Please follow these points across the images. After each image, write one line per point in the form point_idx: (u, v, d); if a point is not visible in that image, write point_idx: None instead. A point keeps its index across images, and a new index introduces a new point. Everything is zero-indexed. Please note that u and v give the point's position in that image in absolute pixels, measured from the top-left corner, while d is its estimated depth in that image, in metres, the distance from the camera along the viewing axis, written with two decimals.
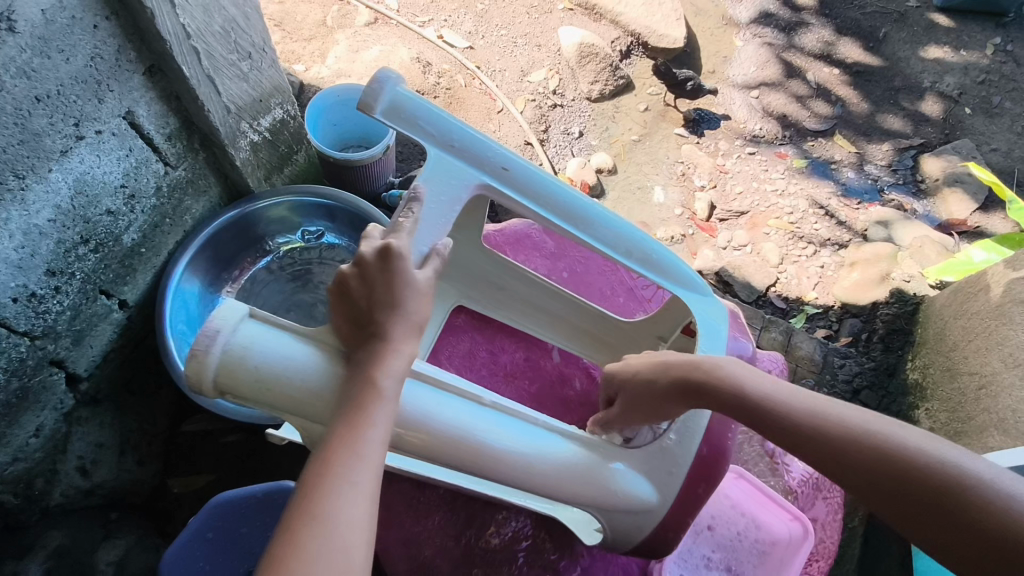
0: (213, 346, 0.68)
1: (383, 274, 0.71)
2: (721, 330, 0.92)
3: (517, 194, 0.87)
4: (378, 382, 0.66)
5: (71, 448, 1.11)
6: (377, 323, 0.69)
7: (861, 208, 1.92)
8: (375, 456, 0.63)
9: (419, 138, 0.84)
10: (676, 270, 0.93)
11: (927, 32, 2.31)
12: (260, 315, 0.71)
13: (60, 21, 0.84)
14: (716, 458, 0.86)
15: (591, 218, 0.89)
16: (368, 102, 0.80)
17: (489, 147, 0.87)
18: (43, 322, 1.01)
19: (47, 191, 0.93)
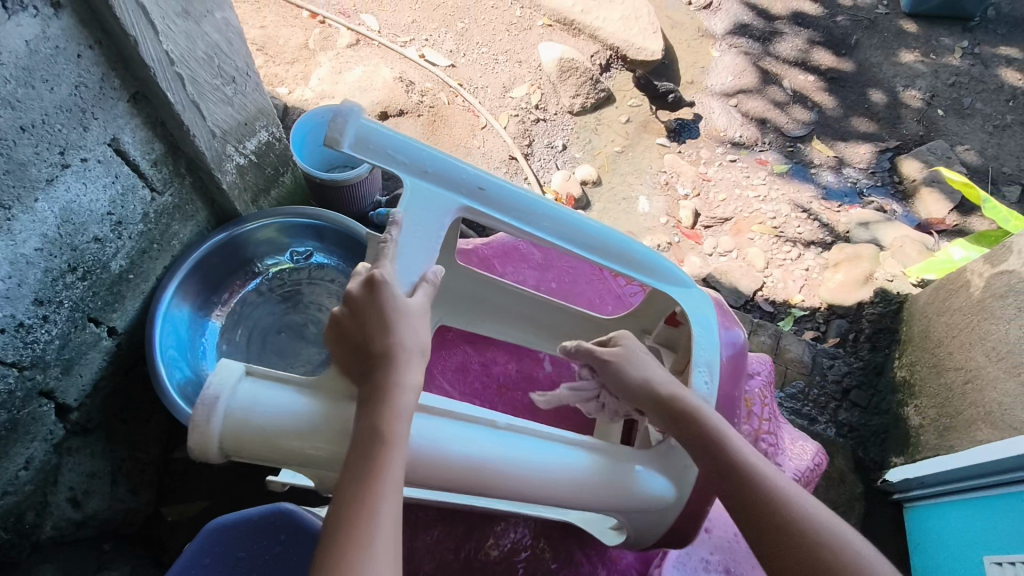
0: (213, 415, 0.67)
1: (373, 306, 0.71)
2: (714, 326, 0.90)
3: (499, 211, 0.87)
4: (384, 432, 0.66)
5: (62, 480, 1.10)
6: (375, 366, 0.69)
7: (842, 210, 1.95)
8: (392, 504, 0.64)
9: (391, 168, 0.83)
10: (660, 268, 0.93)
11: (896, 38, 2.38)
12: (256, 372, 0.71)
13: (44, 51, 0.84)
14: None
15: (575, 227, 0.89)
16: (334, 137, 0.79)
17: (462, 168, 0.87)
18: (32, 352, 1.00)
19: (33, 220, 0.93)
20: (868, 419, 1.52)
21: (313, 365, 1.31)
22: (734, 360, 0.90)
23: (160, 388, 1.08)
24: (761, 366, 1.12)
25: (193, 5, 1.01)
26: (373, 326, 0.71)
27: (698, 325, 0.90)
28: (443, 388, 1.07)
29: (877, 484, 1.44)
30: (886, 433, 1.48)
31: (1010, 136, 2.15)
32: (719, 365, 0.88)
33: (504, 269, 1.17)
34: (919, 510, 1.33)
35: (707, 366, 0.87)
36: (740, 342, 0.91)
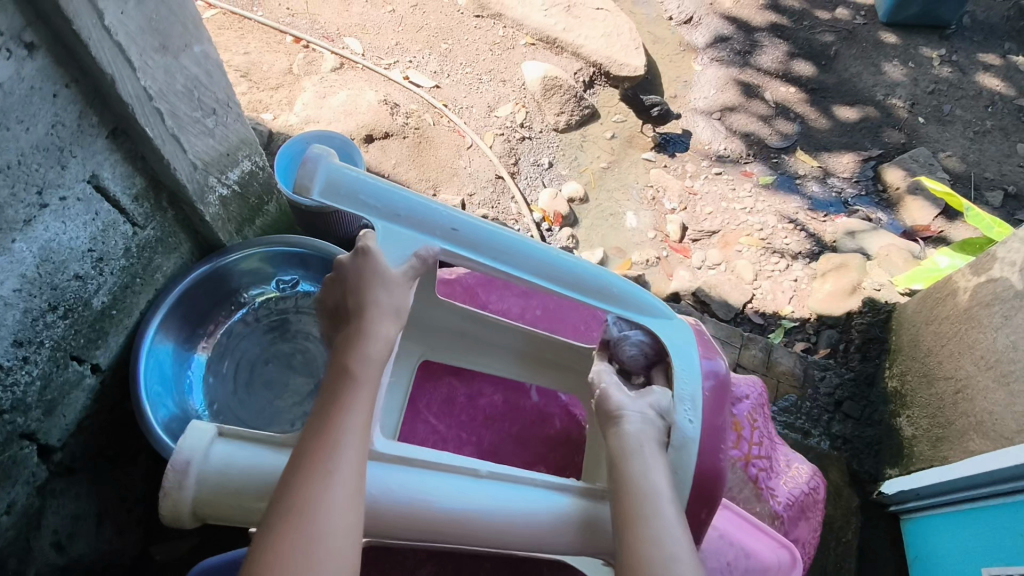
0: (184, 479, 0.70)
1: (354, 272, 0.81)
2: (695, 359, 0.89)
3: (471, 253, 0.85)
4: (354, 371, 0.74)
5: (46, 523, 1.07)
6: (353, 320, 0.78)
7: (827, 220, 1.96)
8: (353, 441, 0.69)
9: (363, 212, 0.83)
10: (639, 300, 0.91)
11: (875, 48, 2.41)
12: (228, 432, 0.74)
13: (19, 92, 0.83)
14: (714, 480, 0.83)
15: (551, 265, 0.87)
16: (304, 184, 0.80)
17: (436, 210, 0.85)
18: (12, 395, 0.98)
19: (10, 261, 0.91)
20: (862, 431, 1.51)
21: (302, 395, 1.30)
22: (716, 390, 0.88)
23: (146, 426, 1.06)
24: (750, 389, 1.10)
25: (171, 39, 1.00)
26: (359, 279, 0.80)
27: (676, 354, 0.89)
28: (429, 422, 1.06)
29: (873, 496, 1.43)
30: (880, 445, 1.48)
31: (990, 141, 2.17)
32: (701, 399, 0.86)
33: (489, 298, 1.17)
34: (918, 520, 1.32)
35: (690, 399, 0.86)
36: (721, 371, 0.89)
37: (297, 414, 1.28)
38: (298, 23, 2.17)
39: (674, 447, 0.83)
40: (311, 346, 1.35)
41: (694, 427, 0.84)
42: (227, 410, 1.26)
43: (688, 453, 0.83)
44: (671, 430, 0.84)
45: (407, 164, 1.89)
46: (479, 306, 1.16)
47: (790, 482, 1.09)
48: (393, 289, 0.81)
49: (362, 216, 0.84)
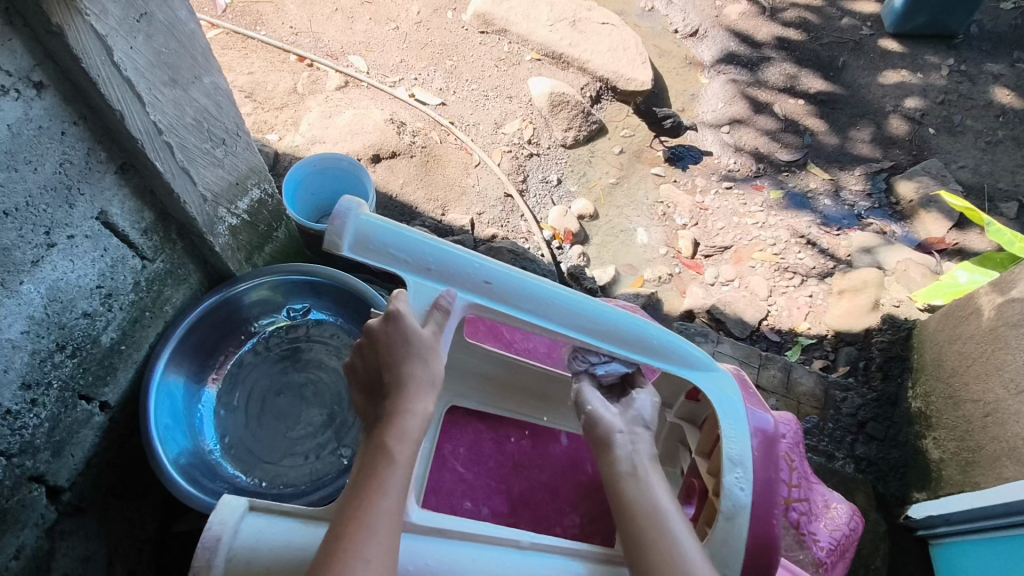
0: (214, 557, 0.71)
1: (390, 338, 0.78)
2: (740, 410, 0.87)
3: (505, 307, 0.84)
4: (391, 449, 0.71)
5: (54, 567, 1.03)
6: (390, 393, 0.76)
7: (841, 234, 1.93)
8: (385, 527, 0.66)
9: (394, 266, 0.82)
10: (679, 352, 0.89)
11: (882, 59, 2.40)
12: (258, 506, 0.76)
13: (26, 133, 0.82)
14: (767, 549, 0.80)
15: (586, 317, 0.86)
16: (333, 242, 0.78)
17: (468, 262, 0.83)
18: (20, 439, 0.96)
19: (17, 303, 0.89)
20: (886, 452, 1.48)
21: (315, 427, 1.26)
22: (764, 447, 0.85)
23: (157, 464, 1.03)
24: (788, 428, 1.06)
25: (180, 72, 0.98)
26: (391, 353, 0.77)
27: (723, 411, 0.87)
28: (456, 471, 1.04)
29: (900, 520, 1.41)
30: (905, 467, 1.45)
31: (1002, 151, 2.15)
32: (750, 458, 0.84)
33: (514, 337, 1.10)
34: (950, 546, 1.28)
35: (738, 459, 0.84)
36: (770, 428, 0.87)
37: (312, 446, 1.24)
38: (302, 41, 2.15)
39: (725, 516, 0.81)
40: (323, 376, 1.31)
41: (745, 493, 0.82)
42: (238, 445, 1.23)
43: (740, 522, 0.80)
44: (722, 497, 0.81)
45: (415, 183, 1.86)
46: (505, 346, 1.09)
47: (831, 524, 1.07)
48: (428, 360, 0.78)
49: (393, 270, 0.82)
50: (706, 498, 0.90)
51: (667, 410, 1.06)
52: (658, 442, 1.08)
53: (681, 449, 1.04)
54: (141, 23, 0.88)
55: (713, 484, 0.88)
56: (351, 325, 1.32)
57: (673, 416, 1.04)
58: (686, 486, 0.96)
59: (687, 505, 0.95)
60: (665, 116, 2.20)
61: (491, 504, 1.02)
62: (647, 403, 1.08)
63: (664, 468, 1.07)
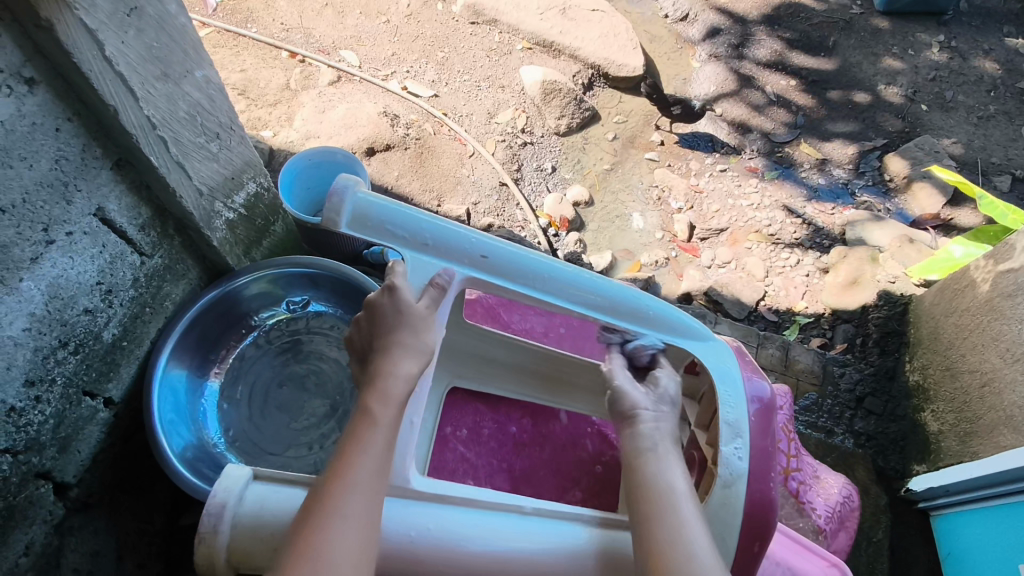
0: (220, 523, 0.73)
1: (384, 306, 0.80)
2: (738, 379, 0.89)
3: (502, 280, 0.85)
4: (374, 414, 0.73)
5: (65, 561, 1.05)
6: (376, 358, 0.78)
7: (835, 212, 1.94)
8: (365, 490, 0.68)
9: (392, 242, 0.83)
10: (676, 322, 0.90)
11: (873, 37, 2.40)
12: (262, 476, 0.77)
13: (20, 129, 0.82)
14: (763, 512, 0.81)
15: (583, 289, 0.86)
16: (331, 218, 0.79)
17: (464, 237, 0.85)
18: (26, 435, 0.96)
19: (18, 301, 0.89)
20: (885, 427, 1.49)
21: (318, 417, 1.27)
22: (761, 413, 0.87)
23: (163, 457, 1.04)
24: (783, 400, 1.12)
25: (172, 66, 0.98)
26: (385, 322, 0.79)
27: (721, 379, 0.89)
28: (458, 450, 1.05)
29: (901, 493, 1.42)
30: (904, 440, 1.47)
31: (995, 126, 2.15)
32: (745, 425, 0.85)
33: (511, 318, 1.15)
34: (949, 516, 1.30)
35: (735, 427, 0.85)
36: (767, 396, 0.89)
37: (316, 437, 1.25)
38: (293, 37, 2.15)
39: (722, 483, 0.82)
40: (325, 367, 1.33)
41: (743, 462, 0.83)
42: (242, 438, 1.24)
43: (736, 488, 0.82)
44: (718, 464, 0.83)
45: (410, 175, 1.86)
46: (502, 326, 1.14)
47: (824, 494, 1.09)
48: (419, 328, 0.80)
49: (390, 245, 0.83)
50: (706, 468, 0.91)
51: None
52: None
53: None
54: (131, 18, 0.89)
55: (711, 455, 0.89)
56: (350, 315, 1.33)
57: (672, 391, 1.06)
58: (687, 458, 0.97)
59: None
60: (676, 103, 2.26)
61: (494, 481, 1.04)
62: None
63: None
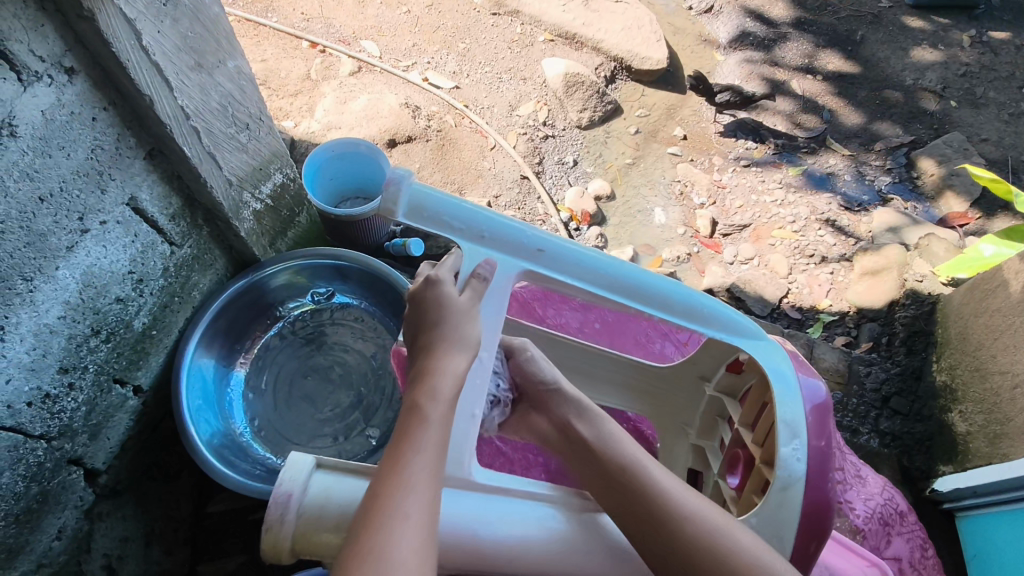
0: (286, 513, 0.71)
1: (429, 302, 0.83)
2: (793, 378, 0.88)
3: (557, 273, 0.89)
4: (423, 411, 0.73)
5: (95, 546, 1.06)
6: (423, 358, 0.80)
7: (863, 211, 1.91)
8: (422, 487, 0.67)
9: (450, 234, 0.88)
10: (730, 320, 0.91)
11: (902, 32, 2.36)
12: (325, 465, 0.75)
13: (59, 119, 0.82)
14: (821, 514, 0.80)
15: (636, 284, 0.90)
16: (390, 209, 0.83)
17: (521, 232, 0.89)
18: (59, 422, 0.97)
19: (54, 289, 0.90)
20: (911, 427, 1.49)
21: (342, 410, 1.28)
22: (817, 412, 0.86)
23: (191, 446, 1.04)
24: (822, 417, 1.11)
25: (205, 57, 0.99)
26: (432, 317, 0.82)
27: (776, 378, 0.88)
28: (494, 444, 1.11)
29: (925, 493, 1.41)
30: (930, 441, 1.46)
31: None
32: (803, 425, 0.84)
33: (546, 313, 1.22)
34: (976, 518, 1.29)
35: (794, 427, 0.84)
36: (822, 394, 0.88)
37: (341, 428, 1.26)
38: (314, 27, 2.14)
39: (780, 485, 0.81)
40: (350, 358, 1.33)
41: (802, 464, 0.82)
42: (268, 427, 1.25)
43: (794, 491, 0.81)
44: (777, 466, 0.82)
45: (431, 167, 1.86)
46: (537, 320, 1.21)
47: (866, 494, 1.12)
48: (464, 323, 0.82)
49: (448, 237, 0.88)
50: (752, 467, 0.91)
51: (707, 384, 1.07)
52: (696, 416, 1.10)
53: (720, 421, 1.06)
54: (167, 7, 0.89)
55: (761, 453, 0.88)
56: (378, 308, 1.33)
57: (712, 389, 1.05)
58: (729, 456, 0.99)
59: (731, 475, 0.98)
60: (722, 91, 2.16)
61: (531, 474, 1.09)
62: (683, 378, 1.10)
63: (703, 441, 1.08)
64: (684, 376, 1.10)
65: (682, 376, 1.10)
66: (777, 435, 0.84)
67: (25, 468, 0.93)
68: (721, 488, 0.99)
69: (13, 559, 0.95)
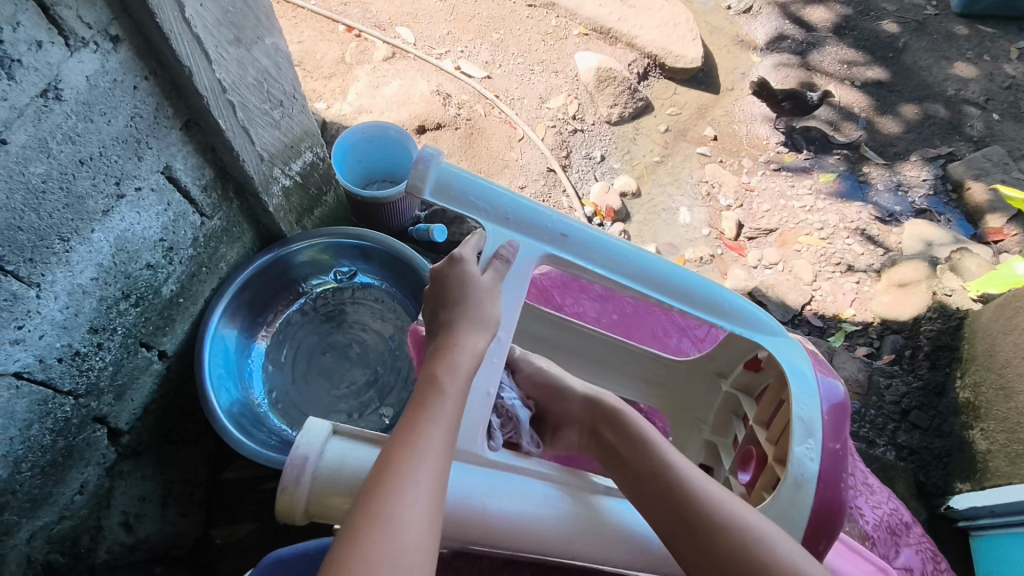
0: (301, 476, 0.72)
1: (450, 280, 0.85)
2: (812, 378, 0.88)
3: (579, 259, 0.90)
4: (441, 383, 0.75)
5: (115, 503, 1.10)
6: (442, 332, 0.81)
7: (893, 223, 1.87)
8: (435, 458, 0.68)
9: (475, 214, 0.88)
10: (751, 317, 0.91)
11: (947, 40, 2.31)
12: (341, 431, 0.76)
13: (103, 85, 0.85)
14: (833, 513, 0.79)
15: (658, 274, 0.90)
16: (417, 185, 0.84)
17: (546, 217, 0.90)
18: (87, 380, 1.00)
19: (89, 251, 0.93)
20: (929, 442, 1.47)
21: (357, 388, 1.30)
22: (834, 414, 0.85)
23: (211, 413, 1.07)
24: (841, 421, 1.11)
25: (244, 32, 1.01)
26: (453, 293, 0.84)
27: (793, 376, 0.88)
28: None
29: (940, 510, 1.39)
30: (949, 457, 1.44)
31: None
32: (818, 424, 0.84)
33: (565, 301, 1.22)
34: (992, 538, 1.27)
35: (808, 425, 0.83)
36: (841, 396, 0.87)
37: (355, 405, 1.28)
38: (350, 11, 2.16)
39: (792, 483, 0.80)
40: (367, 337, 1.35)
41: (815, 464, 0.81)
42: (285, 400, 1.27)
43: (806, 491, 0.80)
44: (790, 465, 0.81)
45: (459, 155, 1.88)
46: (555, 307, 1.22)
47: (875, 502, 1.11)
48: (484, 301, 0.84)
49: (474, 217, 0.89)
50: (765, 464, 0.91)
51: (723, 380, 1.07)
52: (711, 413, 1.10)
53: (734, 419, 1.06)
54: None
55: (774, 451, 0.88)
56: (399, 290, 1.35)
57: (728, 386, 1.06)
58: (742, 453, 0.98)
59: (742, 471, 0.97)
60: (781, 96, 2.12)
61: None
62: (701, 374, 1.10)
63: (716, 437, 1.08)
64: (701, 371, 1.10)
65: (699, 371, 1.10)
66: (791, 434, 0.83)
67: (53, 422, 0.97)
68: (729, 484, 0.99)
69: (37, 509, 0.99)
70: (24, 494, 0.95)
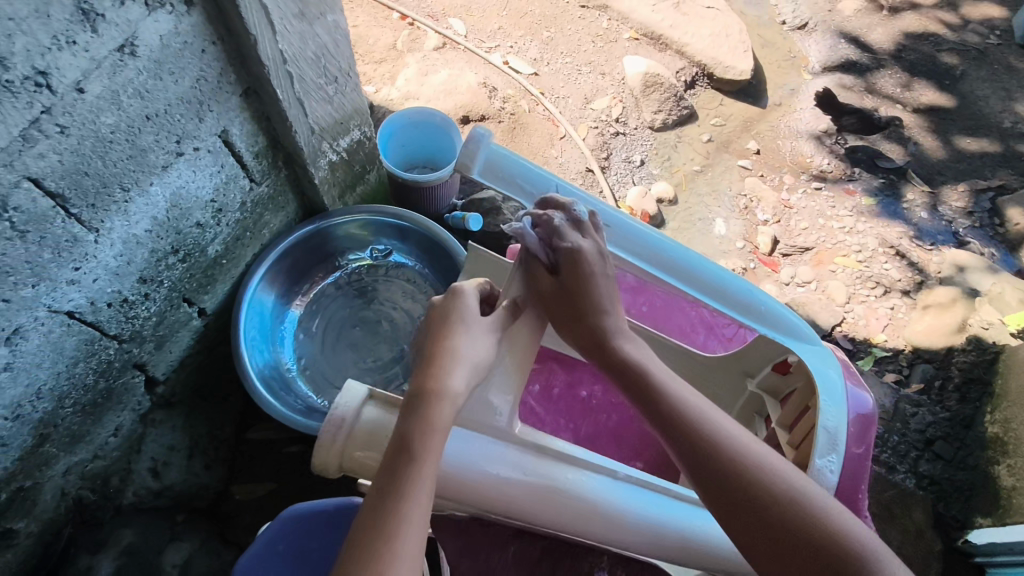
0: (337, 434, 0.75)
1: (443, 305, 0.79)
2: (842, 390, 0.87)
3: (619, 250, 0.91)
4: (449, 343, 0.74)
5: (145, 449, 1.15)
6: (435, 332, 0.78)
7: (935, 251, 1.84)
8: (445, 417, 0.68)
9: (521, 197, 0.90)
10: (786, 322, 0.92)
11: (1008, 72, 2.26)
12: (376, 396, 0.78)
13: (173, 46, 0.89)
14: None
15: (696, 271, 0.92)
16: (466, 163, 0.87)
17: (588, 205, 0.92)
18: (132, 326, 1.05)
19: (146, 203, 0.97)
20: (952, 474, 1.43)
21: (383, 362, 1.33)
22: (859, 424, 0.85)
23: (243, 371, 1.11)
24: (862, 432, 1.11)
25: (309, 6, 1.04)
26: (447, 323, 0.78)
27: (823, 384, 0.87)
28: (529, 404, 1.13)
29: (957, 543, 1.35)
30: (971, 491, 1.40)
31: None
32: (842, 436, 0.83)
33: None
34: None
35: (833, 438, 0.83)
36: (869, 409, 0.87)
37: (379, 378, 1.31)
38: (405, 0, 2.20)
39: None
40: (396, 316, 1.38)
41: (836, 477, 0.81)
42: (314, 367, 1.31)
43: None
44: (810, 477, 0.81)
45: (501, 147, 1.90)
46: None
47: None
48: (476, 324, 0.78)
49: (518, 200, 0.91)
50: None
51: (750, 381, 1.08)
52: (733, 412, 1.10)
53: (757, 419, 1.08)
54: None
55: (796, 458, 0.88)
56: (432, 272, 1.38)
57: (755, 386, 1.07)
58: None
59: None
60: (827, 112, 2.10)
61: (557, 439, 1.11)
62: (727, 374, 1.10)
63: None
64: (728, 373, 1.10)
65: (725, 372, 1.10)
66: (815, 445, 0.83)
67: (97, 363, 1.01)
68: None
69: (75, 445, 1.04)
70: (64, 428, 1.00)
